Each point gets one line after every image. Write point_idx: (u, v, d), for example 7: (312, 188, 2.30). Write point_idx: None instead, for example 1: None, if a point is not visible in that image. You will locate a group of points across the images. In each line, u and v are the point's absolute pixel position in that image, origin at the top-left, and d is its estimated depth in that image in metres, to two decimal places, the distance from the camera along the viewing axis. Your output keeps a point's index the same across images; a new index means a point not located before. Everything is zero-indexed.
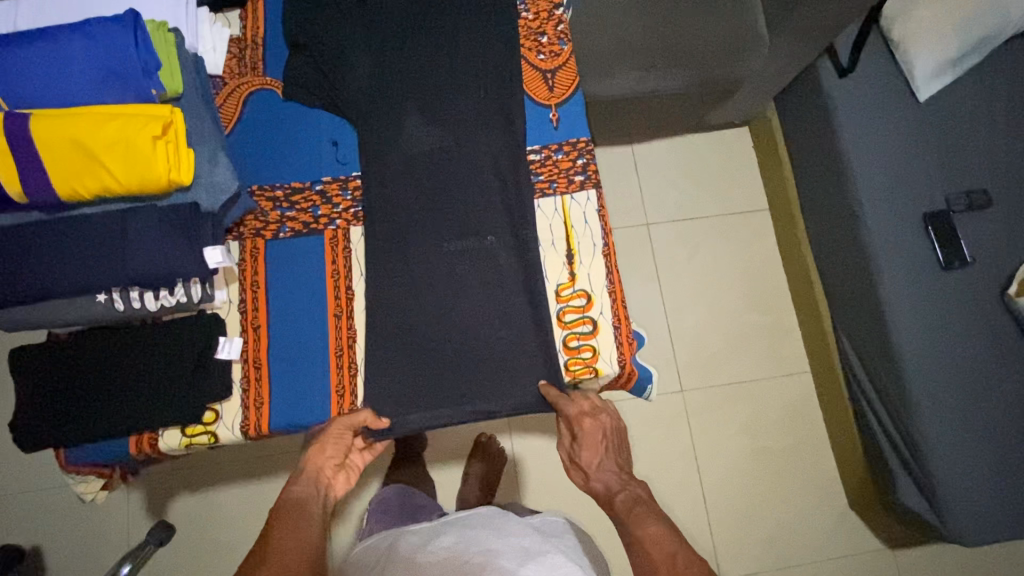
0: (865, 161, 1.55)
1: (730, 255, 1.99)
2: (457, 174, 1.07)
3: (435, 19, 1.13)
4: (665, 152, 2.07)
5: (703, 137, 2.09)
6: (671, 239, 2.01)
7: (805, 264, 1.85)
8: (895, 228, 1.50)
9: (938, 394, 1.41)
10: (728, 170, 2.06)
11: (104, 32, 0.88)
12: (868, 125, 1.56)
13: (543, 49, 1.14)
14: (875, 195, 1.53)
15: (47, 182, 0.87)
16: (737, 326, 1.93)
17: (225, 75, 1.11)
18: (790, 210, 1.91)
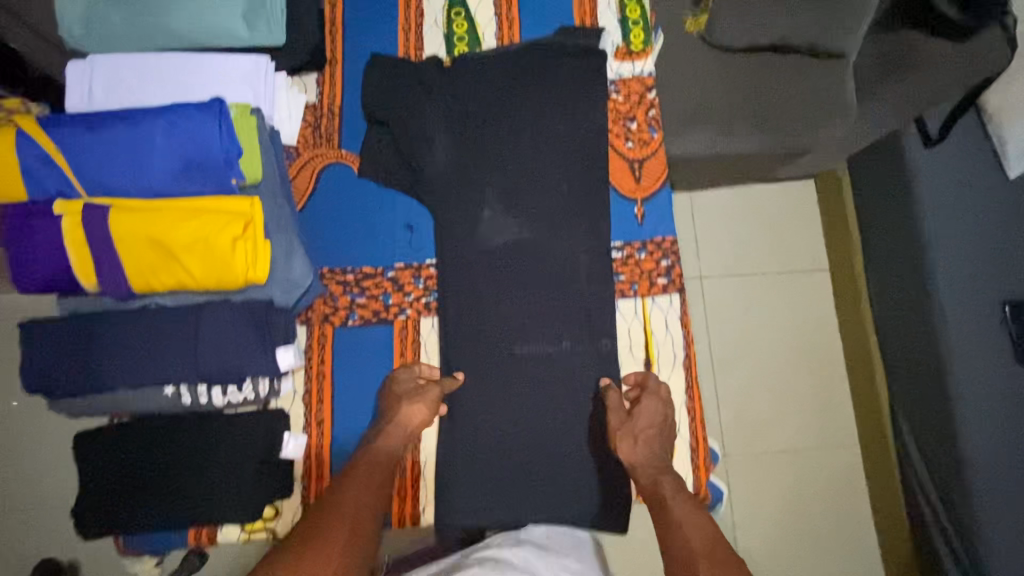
0: (948, 232, 1.23)
1: (787, 335, 1.55)
2: (535, 271, 1.03)
3: (521, 99, 1.07)
4: (724, 200, 1.64)
5: (771, 187, 1.64)
6: (718, 302, 1.59)
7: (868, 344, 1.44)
8: (973, 309, 1.19)
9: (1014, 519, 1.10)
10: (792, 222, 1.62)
11: (189, 122, 0.84)
12: (958, 191, 1.24)
13: (631, 137, 1.08)
14: (959, 274, 1.21)
15: (123, 277, 0.83)
16: (787, 432, 1.50)
17: (299, 145, 1.06)
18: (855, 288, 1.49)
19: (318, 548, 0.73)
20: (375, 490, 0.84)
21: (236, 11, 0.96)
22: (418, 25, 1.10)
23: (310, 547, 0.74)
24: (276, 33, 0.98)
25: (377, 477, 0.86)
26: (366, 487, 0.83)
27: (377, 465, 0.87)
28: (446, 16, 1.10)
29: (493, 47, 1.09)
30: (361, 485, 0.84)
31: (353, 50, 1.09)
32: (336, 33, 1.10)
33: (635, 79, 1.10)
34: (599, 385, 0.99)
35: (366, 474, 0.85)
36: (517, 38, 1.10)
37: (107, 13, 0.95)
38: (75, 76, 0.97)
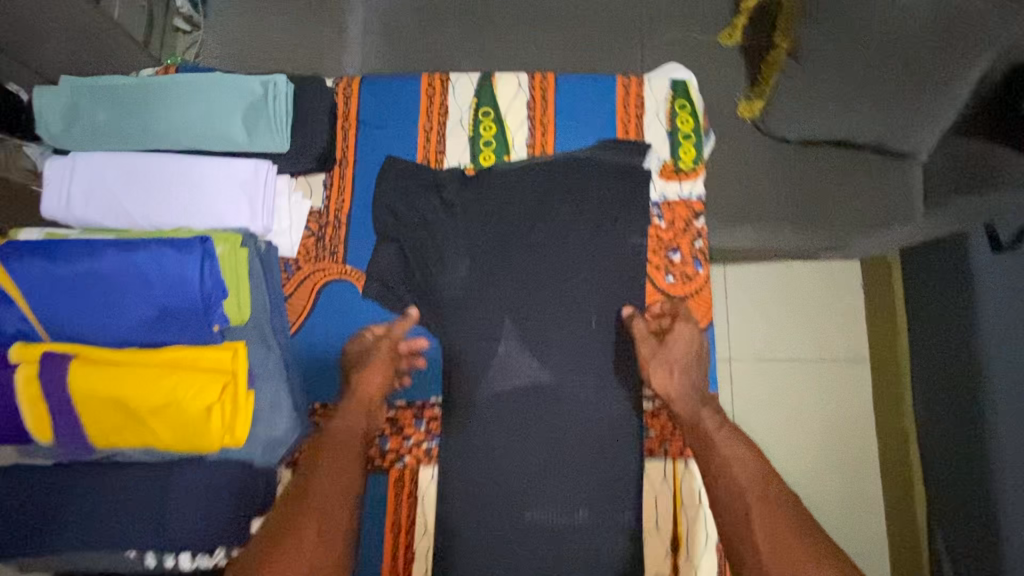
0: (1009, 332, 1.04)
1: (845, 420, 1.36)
2: (553, 425, 0.90)
3: (550, 217, 0.94)
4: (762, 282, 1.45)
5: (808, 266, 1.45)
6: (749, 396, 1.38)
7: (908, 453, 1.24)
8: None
9: None
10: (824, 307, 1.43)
11: (169, 264, 0.73)
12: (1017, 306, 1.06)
13: (673, 268, 0.95)
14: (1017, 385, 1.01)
15: (83, 436, 0.73)
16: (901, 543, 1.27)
17: (299, 257, 0.95)
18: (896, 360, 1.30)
19: (287, 554, 0.70)
20: (350, 475, 0.79)
21: (236, 115, 0.86)
22: (440, 126, 0.99)
23: (281, 548, 0.71)
24: (280, 139, 0.87)
25: (348, 462, 0.80)
26: (335, 476, 0.78)
27: (347, 448, 0.81)
28: (473, 117, 0.99)
29: (524, 155, 0.98)
30: (335, 473, 0.79)
31: (367, 151, 0.98)
32: (350, 130, 0.98)
33: (682, 202, 0.97)
34: (621, 314, 0.92)
35: (335, 456, 0.80)
36: (551, 148, 0.98)
37: (92, 110, 0.85)
38: (54, 175, 0.86)
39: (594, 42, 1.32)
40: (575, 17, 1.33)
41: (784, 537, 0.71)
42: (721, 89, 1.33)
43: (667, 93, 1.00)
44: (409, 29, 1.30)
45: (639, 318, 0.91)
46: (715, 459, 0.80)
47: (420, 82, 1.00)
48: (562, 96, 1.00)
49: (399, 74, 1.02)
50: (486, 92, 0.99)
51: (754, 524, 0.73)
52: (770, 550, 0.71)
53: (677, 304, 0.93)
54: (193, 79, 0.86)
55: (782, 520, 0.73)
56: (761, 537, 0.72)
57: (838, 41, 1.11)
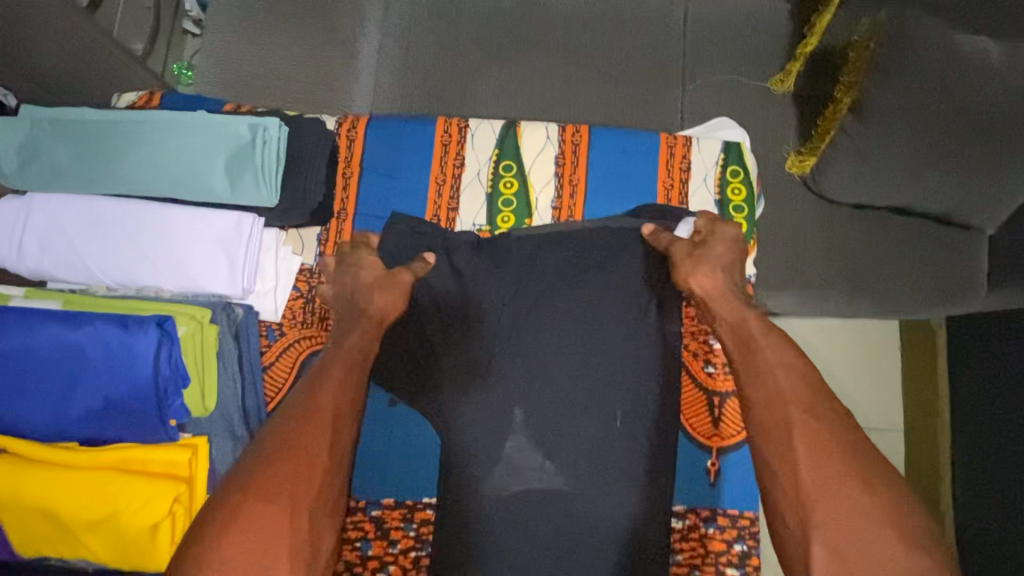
0: None
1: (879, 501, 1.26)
2: (568, 553, 0.73)
3: (575, 293, 0.81)
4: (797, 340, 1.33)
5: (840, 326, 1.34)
6: None
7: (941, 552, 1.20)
8: None
9: None
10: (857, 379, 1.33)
11: (120, 347, 0.61)
12: None
13: (714, 359, 0.83)
14: None
15: (7, 544, 0.61)
16: None
17: (283, 322, 0.81)
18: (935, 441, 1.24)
19: (283, 466, 0.55)
20: (354, 386, 0.66)
21: (218, 162, 0.75)
22: (456, 178, 0.87)
23: (282, 460, 0.56)
24: (266, 192, 0.76)
25: (353, 373, 0.67)
26: (341, 384, 0.65)
27: (352, 359, 0.69)
28: (493, 172, 0.87)
29: (549, 220, 0.86)
30: (339, 388, 0.65)
31: (371, 201, 0.86)
32: (353, 177, 0.86)
33: None
34: (643, 233, 0.81)
35: (343, 370, 0.67)
36: (579, 212, 0.86)
37: (56, 147, 0.75)
38: (4, 219, 0.75)
39: (630, 84, 1.19)
40: (610, 53, 1.20)
41: (838, 460, 0.56)
42: (769, 140, 1.20)
43: (717, 156, 0.88)
44: (430, 57, 1.18)
45: (662, 234, 0.80)
46: (757, 383, 0.65)
47: (435, 127, 0.88)
48: (596, 154, 0.88)
49: (412, 117, 0.90)
50: (510, 143, 0.87)
51: (800, 447, 0.59)
52: (830, 485, 0.55)
53: (716, 223, 0.80)
54: (173, 118, 0.75)
55: (833, 437, 0.58)
56: (805, 465, 0.57)
57: (916, 101, 1.00)
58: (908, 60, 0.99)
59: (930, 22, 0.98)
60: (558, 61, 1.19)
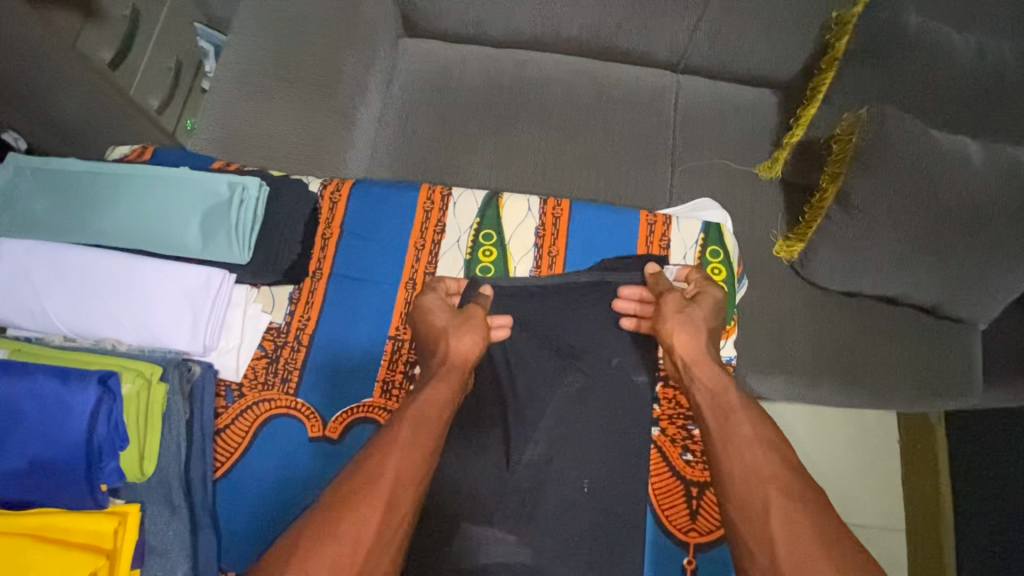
0: None
1: None
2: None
3: (546, 372, 0.78)
4: (794, 423, 1.36)
5: (840, 414, 1.39)
6: None
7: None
8: None
9: None
10: (859, 465, 1.35)
11: (53, 403, 0.58)
12: None
13: (692, 446, 0.79)
14: None
15: None
16: None
17: (243, 383, 0.79)
18: (930, 536, 1.27)
19: (334, 534, 0.56)
20: (424, 451, 0.64)
21: (193, 219, 0.74)
22: (435, 246, 0.86)
23: (329, 532, 0.56)
24: (239, 251, 0.75)
25: (425, 433, 0.66)
26: (405, 448, 0.64)
27: (415, 442, 0.64)
28: (472, 240, 0.86)
29: (527, 274, 0.85)
30: (403, 450, 0.63)
31: (348, 265, 0.85)
32: (332, 239, 0.86)
33: None
34: (645, 271, 0.82)
35: (414, 431, 0.65)
36: (558, 268, 0.86)
37: (34, 195, 0.75)
38: None
39: (618, 163, 1.22)
40: (598, 134, 1.23)
41: (818, 548, 0.56)
42: (755, 223, 1.21)
43: (697, 236, 0.88)
44: (425, 128, 1.22)
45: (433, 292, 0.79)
46: (746, 473, 0.64)
47: (418, 193, 0.89)
48: (577, 228, 0.88)
49: (396, 181, 0.91)
50: (491, 213, 0.87)
51: (776, 528, 0.59)
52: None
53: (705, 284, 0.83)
54: (154, 174, 0.76)
55: (808, 516, 0.59)
56: (787, 559, 0.57)
57: (896, 198, 1.02)
58: (888, 160, 1.02)
59: (907, 125, 1.02)
60: (547, 138, 1.22)
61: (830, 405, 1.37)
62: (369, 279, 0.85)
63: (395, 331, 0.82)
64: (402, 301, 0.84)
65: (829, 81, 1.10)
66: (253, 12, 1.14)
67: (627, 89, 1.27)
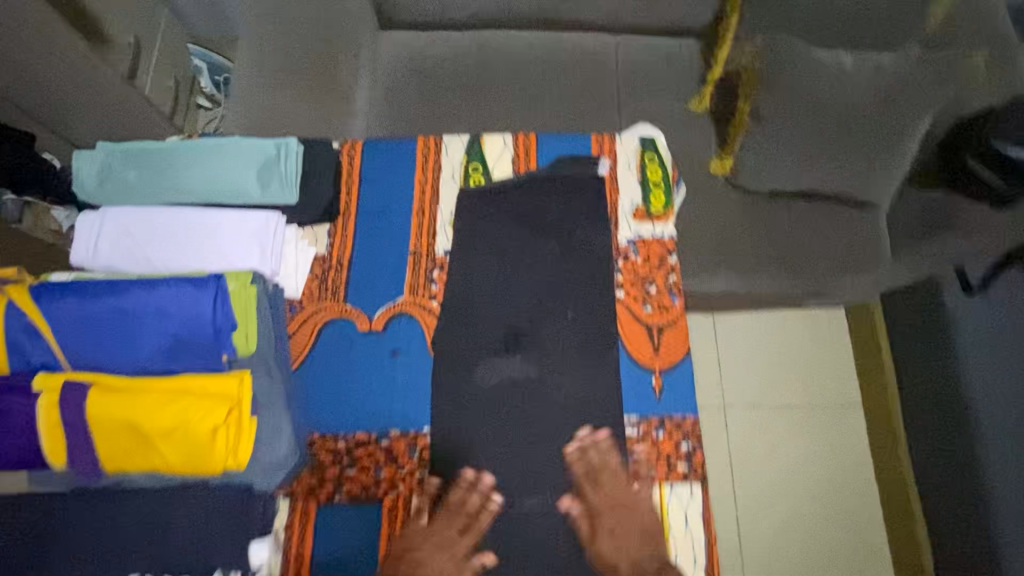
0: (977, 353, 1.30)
1: (832, 460, 1.54)
2: (532, 471, 0.93)
3: (532, 259, 1.03)
4: (753, 328, 1.65)
5: (797, 316, 1.65)
6: (750, 435, 1.57)
7: (910, 506, 1.44)
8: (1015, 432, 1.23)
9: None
10: (816, 356, 1.62)
11: (184, 297, 0.81)
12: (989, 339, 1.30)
13: (650, 300, 1.02)
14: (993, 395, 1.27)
15: (94, 462, 0.78)
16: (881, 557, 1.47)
17: (303, 299, 1.02)
18: (884, 407, 1.51)
19: None
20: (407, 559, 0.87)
21: (250, 171, 0.98)
22: (435, 179, 1.10)
23: None
24: (288, 193, 0.99)
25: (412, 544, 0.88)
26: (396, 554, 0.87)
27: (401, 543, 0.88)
28: (463, 171, 1.10)
29: (508, 174, 1.10)
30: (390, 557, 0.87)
31: (368, 202, 1.08)
32: (353, 184, 1.10)
33: (656, 240, 1.06)
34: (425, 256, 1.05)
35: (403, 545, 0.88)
36: (532, 167, 1.11)
37: (124, 169, 0.97)
38: (84, 226, 0.96)
39: (574, 111, 1.46)
40: (556, 90, 1.48)
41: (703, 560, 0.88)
42: (693, 148, 1.46)
43: (637, 148, 1.12)
44: (411, 102, 1.45)
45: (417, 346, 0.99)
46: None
47: (416, 143, 1.12)
48: (543, 152, 1.12)
49: (399, 139, 1.15)
50: (476, 149, 1.11)
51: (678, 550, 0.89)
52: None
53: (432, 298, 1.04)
54: (214, 143, 0.99)
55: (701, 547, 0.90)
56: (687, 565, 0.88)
57: None
58: None
59: None
60: (512, 99, 1.46)
61: (785, 308, 1.65)
62: (388, 211, 1.08)
63: (413, 247, 1.06)
64: (415, 224, 1.07)
65: (733, 27, 1.45)
66: (259, 23, 1.38)
67: (575, 51, 1.52)
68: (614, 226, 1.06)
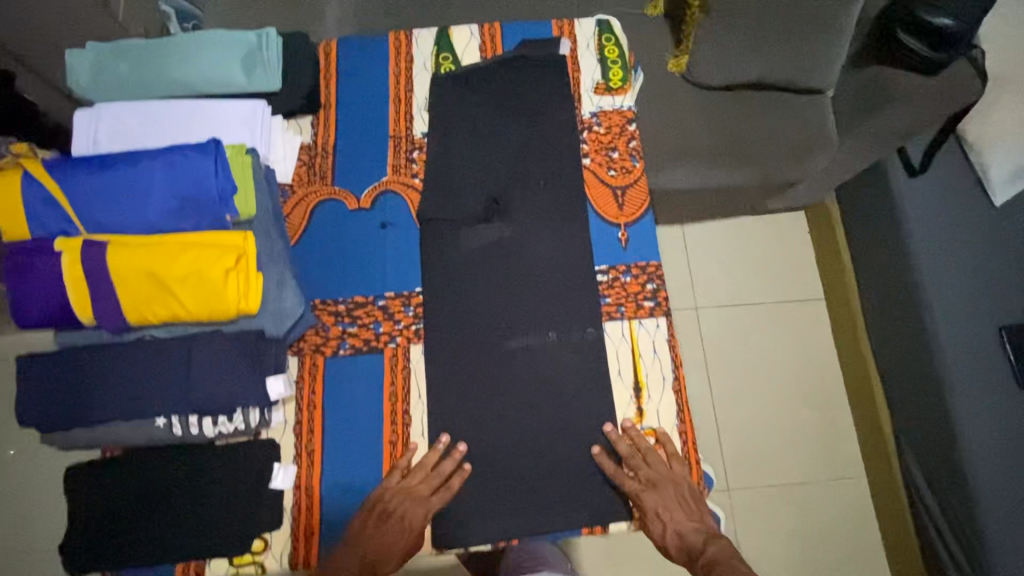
0: (920, 212, 1.40)
1: (794, 345, 1.69)
2: (515, 317, 1.03)
3: (503, 133, 1.12)
4: (720, 236, 1.80)
5: (757, 222, 1.81)
6: (721, 329, 1.71)
7: (868, 373, 1.56)
8: (953, 277, 1.35)
9: (976, 398, 1.26)
10: (776, 256, 1.77)
11: (185, 161, 0.89)
12: (929, 200, 1.41)
13: (614, 164, 1.11)
14: (935, 247, 1.37)
15: (119, 312, 0.87)
16: (838, 426, 1.63)
17: (293, 183, 1.11)
18: (842, 289, 1.65)
19: None
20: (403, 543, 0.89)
21: (236, 60, 1.05)
22: (408, 69, 1.18)
23: None
24: (273, 80, 1.07)
25: (408, 536, 0.90)
26: (403, 537, 0.89)
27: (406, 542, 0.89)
28: (434, 60, 1.18)
29: (476, 60, 1.18)
30: (387, 540, 0.88)
31: (346, 93, 1.16)
32: (332, 78, 1.17)
33: (616, 111, 1.15)
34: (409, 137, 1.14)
35: (398, 537, 0.89)
36: (498, 53, 1.19)
37: (116, 65, 1.04)
38: (81, 122, 1.02)
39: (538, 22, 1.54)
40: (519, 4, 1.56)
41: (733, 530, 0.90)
42: (650, 49, 1.56)
43: (594, 32, 1.21)
44: None
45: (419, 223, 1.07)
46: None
47: (388, 38, 1.20)
48: (507, 39, 1.20)
49: (371, 37, 1.22)
50: (444, 40, 1.19)
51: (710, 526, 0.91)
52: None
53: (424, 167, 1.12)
54: (200, 37, 1.06)
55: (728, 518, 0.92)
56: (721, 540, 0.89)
57: None
58: None
59: None
60: None
61: (747, 215, 1.80)
62: (366, 102, 1.16)
63: (392, 131, 1.14)
64: (393, 110, 1.15)
65: None
66: None
67: None
68: (576, 101, 1.15)
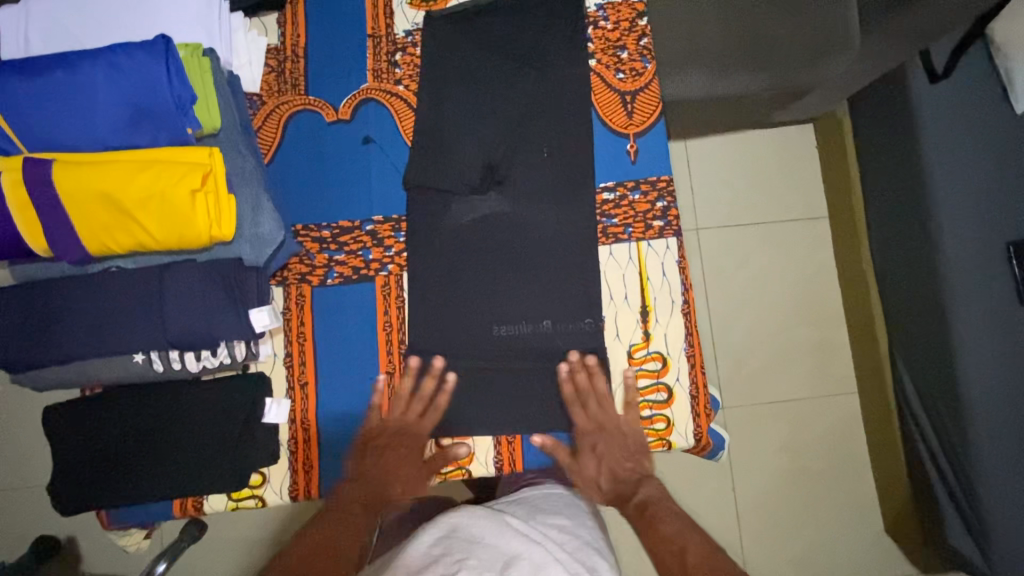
0: (942, 119, 1.30)
1: (795, 264, 1.64)
2: (514, 241, 0.95)
3: (499, 32, 1.00)
4: (724, 152, 1.69)
5: (764, 135, 1.69)
6: (721, 250, 1.65)
7: (867, 285, 1.52)
8: (974, 188, 1.26)
9: (981, 313, 1.22)
10: (781, 171, 1.68)
11: (130, 62, 0.76)
12: (954, 106, 1.30)
13: (622, 67, 0.99)
14: (955, 157, 1.28)
15: (76, 240, 0.78)
16: (835, 346, 1.61)
17: (263, 93, 0.99)
18: (849, 206, 1.57)
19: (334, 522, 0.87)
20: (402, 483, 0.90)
21: None
22: None
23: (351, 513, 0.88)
24: None
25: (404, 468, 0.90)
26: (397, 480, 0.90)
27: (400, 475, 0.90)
28: None
29: None
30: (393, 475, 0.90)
31: None
32: None
33: (624, 3, 1.01)
34: (390, 38, 1.01)
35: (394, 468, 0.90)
36: None
37: None
38: (9, 22, 0.88)
39: None
40: None
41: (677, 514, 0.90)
42: None
43: None
44: None
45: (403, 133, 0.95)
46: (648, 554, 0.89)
47: None
48: None
49: None
50: None
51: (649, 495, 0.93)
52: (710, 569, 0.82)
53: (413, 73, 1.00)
54: None
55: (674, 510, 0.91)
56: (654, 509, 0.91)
57: None
58: None
59: None
60: None
61: (754, 127, 1.68)
62: None
63: (371, 31, 1.01)
64: (371, 7, 1.01)
65: None
66: None
67: None
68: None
